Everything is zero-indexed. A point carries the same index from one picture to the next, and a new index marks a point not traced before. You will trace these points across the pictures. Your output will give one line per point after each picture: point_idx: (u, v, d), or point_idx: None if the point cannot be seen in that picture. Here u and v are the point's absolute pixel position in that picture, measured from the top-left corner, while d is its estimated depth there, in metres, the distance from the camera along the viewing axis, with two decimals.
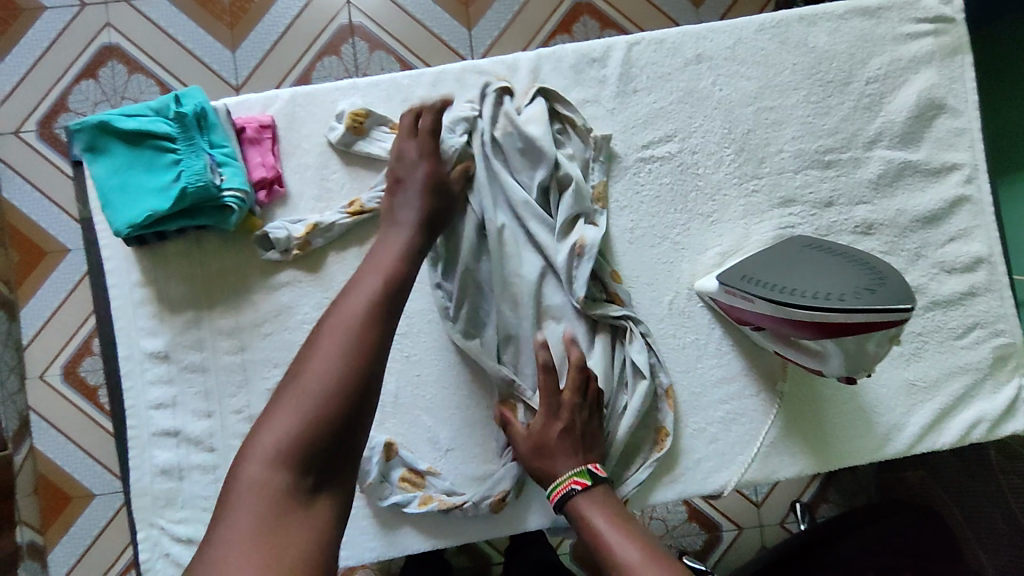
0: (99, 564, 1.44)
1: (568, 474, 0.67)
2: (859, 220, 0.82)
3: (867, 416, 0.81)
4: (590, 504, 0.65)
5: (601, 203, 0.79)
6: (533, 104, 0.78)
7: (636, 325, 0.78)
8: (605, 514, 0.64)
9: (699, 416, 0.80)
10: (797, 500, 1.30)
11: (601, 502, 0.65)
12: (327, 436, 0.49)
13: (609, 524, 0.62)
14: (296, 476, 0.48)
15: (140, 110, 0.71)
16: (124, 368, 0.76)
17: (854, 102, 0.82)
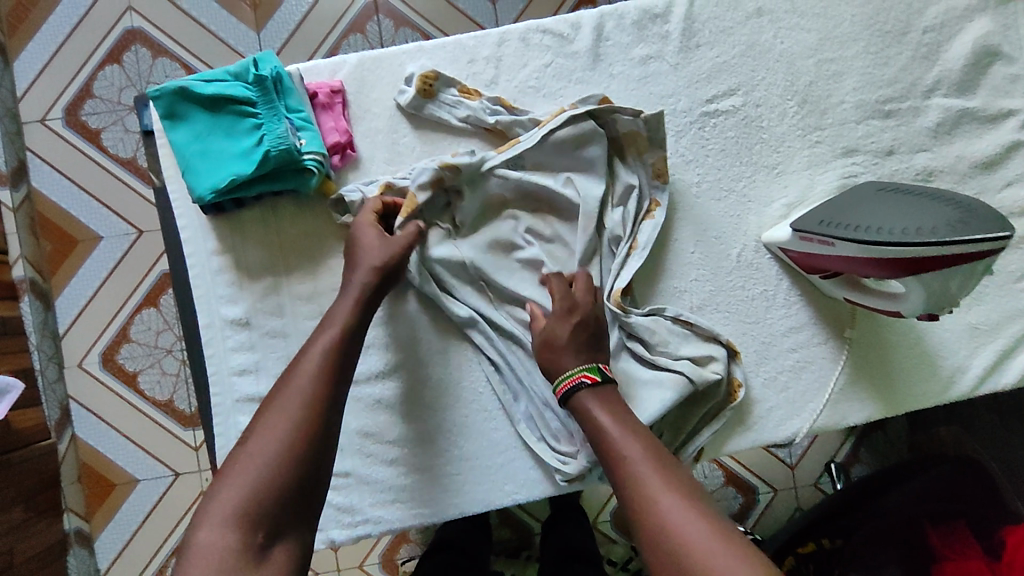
0: (144, 551, 1.42)
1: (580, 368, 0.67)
2: (920, 167, 0.83)
3: (932, 360, 0.82)
4: (596, 399, 0.65)
5: (664, 179, 0.79)
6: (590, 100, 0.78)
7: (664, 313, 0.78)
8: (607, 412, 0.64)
9: (770, 364, 0.81)
10: (832, 460, 1.29)
11: (604, 398, 0.65)
12: (276, 507, 0.54)
13: (616, 422, 0.63)
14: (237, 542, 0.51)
15: (217, 75, 0.70)
16: (205, 336, 0.77)
17: (912, 52, 0.83)
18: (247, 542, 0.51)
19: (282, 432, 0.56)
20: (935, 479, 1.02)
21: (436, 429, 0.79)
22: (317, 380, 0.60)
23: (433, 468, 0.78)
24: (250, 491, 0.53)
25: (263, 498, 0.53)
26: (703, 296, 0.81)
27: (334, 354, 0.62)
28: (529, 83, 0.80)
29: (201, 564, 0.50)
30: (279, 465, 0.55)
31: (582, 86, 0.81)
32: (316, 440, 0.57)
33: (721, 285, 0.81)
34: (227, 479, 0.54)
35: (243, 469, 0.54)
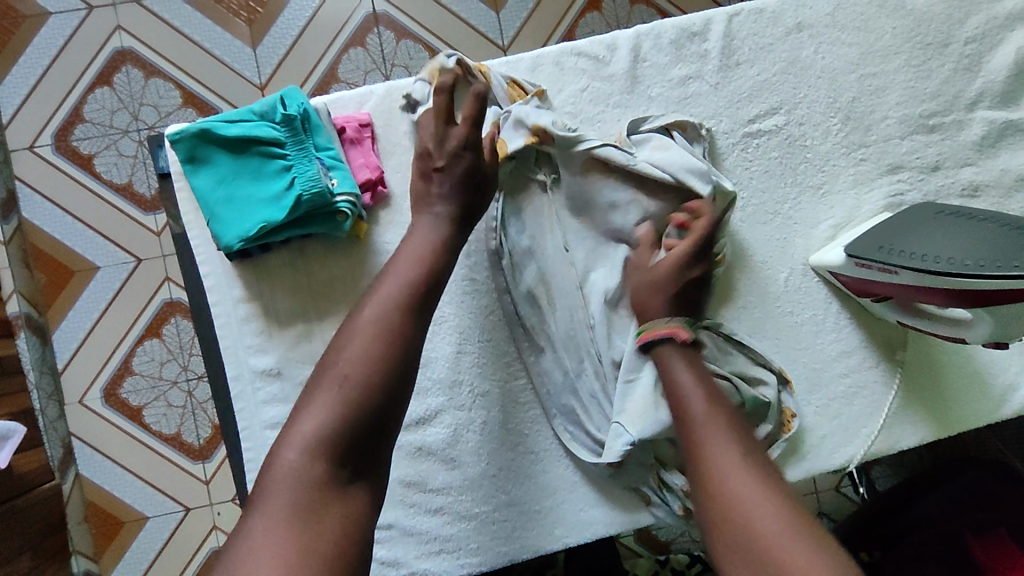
0: None
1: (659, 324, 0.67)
2: (966, 182, 0.80)
3: (983, 378, 0.79)
4: (682, 356, 0.64)
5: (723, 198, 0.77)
6: (654, 120, 0.76)
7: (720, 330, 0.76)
8: (689, 365, 0.63)
9: (821, 392, 0.78)
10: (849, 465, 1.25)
11: (685, 352, 0.65)
12: (361, 437, 0.51)
13: (690, 376, 0.62)
14: (323, 468, 0.49)
15: (242, 115, 0.67)
16: (235, 388, 0.73)
17: (954, 64, 0.80)
18: (330, 477, 0.49)
19: (363, 357, 0.53)
20: (968, 485, 0.98)
21: (484, 475, 0.75)
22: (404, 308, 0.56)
23: (480, 516, 0.75)
24: (335, 418, 0.50)
25: (351, 425, 0.50)
26: (752, 322, 0.78)
27: (419, 286, 0.59)
28: (566, 108, 0.77)
29: (284, 487, 0.48)
30: (358, 394, 0.51)
31: (619, 111, 0.78)
32: (403, 370, 0.54)
33: (769, 311, 0.79)
34: (308, 406, 0.51)
35: (325, 396, 0.51)
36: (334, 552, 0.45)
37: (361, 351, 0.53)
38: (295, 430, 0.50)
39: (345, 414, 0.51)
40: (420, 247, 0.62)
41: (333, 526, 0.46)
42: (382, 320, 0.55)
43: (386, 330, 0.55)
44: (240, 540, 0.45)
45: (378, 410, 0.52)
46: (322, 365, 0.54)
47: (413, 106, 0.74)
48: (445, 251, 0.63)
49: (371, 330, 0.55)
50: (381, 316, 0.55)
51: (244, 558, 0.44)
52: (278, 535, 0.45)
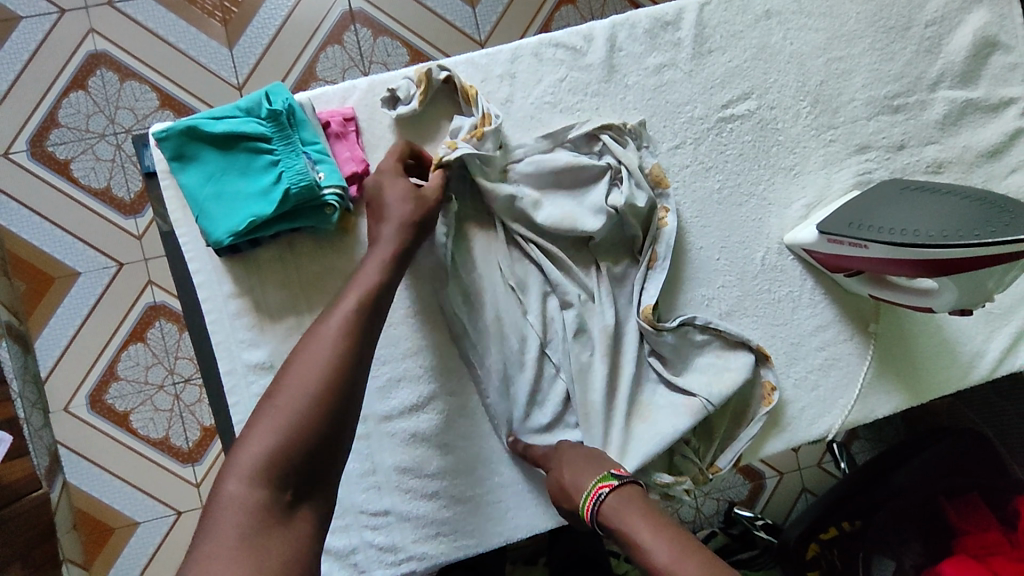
0: None
1: (593, 482, 0.65)
2: (930, 160, 0.83)
3: (951, 346, 0.83)
4: (626, 505, 0.62)
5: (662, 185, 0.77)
6: (585, 124, 0.77)
7: (695, 326, 0.76)
8: (643, 514, 0.61)
9: (798, 365, 0.81)
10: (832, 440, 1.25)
11: (633, 502, 0.63)
12: (306, 465, 0.51)
13: (646, 520, 0.60)
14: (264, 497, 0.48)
15: (228, 112, 0.68)
16: (228, 383, 0.74)
17: (916, 46, 0.84)
18: (273, 505, 0.48)
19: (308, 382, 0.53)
20: (938, 453, 1.03)
21: (476, 458, 0.77)
22: (349, 335, 0.56)
23: (474, 498, 0.77)
24: (280, 443, 0.50)
25: (294, 453, 0.50)
26: (731, 301, 0.81)
27: (367, 313, 0.58)
28: (546, 98, 0.79)
29: (229, 516, 0.47)
30: (303, 423, 0.51)
31: (597, 99, 0.80)
32: (349, 398, 0.54)
33: (747, 290, 0.81)
34: (253, 433, 0.51)
35: (272, 424, 0.51)
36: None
37: (304, 377, 0.53)
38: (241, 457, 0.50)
39: (289, 440, 0.50)
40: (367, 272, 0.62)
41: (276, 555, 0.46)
42: (332, 351, 0.55)
43: (334, 359, 0.55)
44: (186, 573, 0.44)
45: (324, 437, 0.52)
46: (273, 389, 0.54)
47: (395, 101, 0.76)
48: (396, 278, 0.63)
49: (321, 357, 0.54)
50: (331, 344, 0.55)
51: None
52: (226, 560, 0.44)
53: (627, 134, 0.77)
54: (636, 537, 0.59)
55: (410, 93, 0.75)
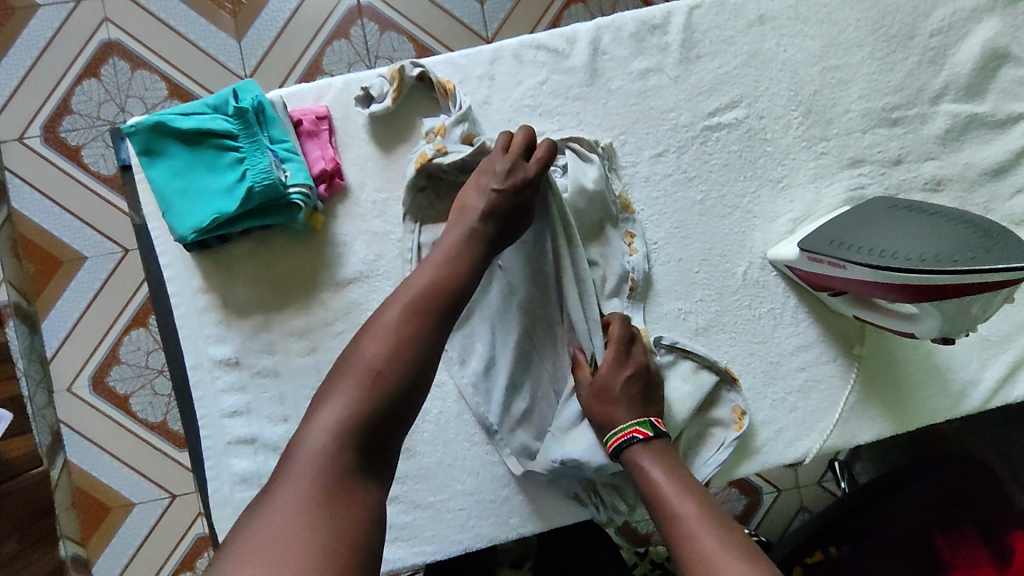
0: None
1: (630, 423, 0.69)
2: (928, 177, 0.79)
3: (942, 374, 0.79)
4: (648, 456, 0.68)
5: (628, 211, 0.77)
6: (554, 135, 0.77)
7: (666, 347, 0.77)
8: (667, 469, 0.67)
9: (777, 385, 0.79)
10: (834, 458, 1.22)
11: (657, 453, 0.68)
12: (380, 430, 0.51)
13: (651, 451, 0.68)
14: (345, 456, 0.49)
15: (196, 108, 0.68)
16: (194, 377, 0.74)
17: (919, 56, 0.80)
18: (353, 465, 0.49)
19: (383, 349, 0.54)
20: (936, 481, 0.98)
21: (438, 463, 0.77)
22: (425, 307, 0.57)
23: (434, 505, 0.76)
24: (354, 410, 0.51)
25: (367, 415, 0.51)
26: (709, 317, 0.79)
27: (443, 286, 0.59)
28: (525, 101, 0.78)
29: (302, 473, 0.48)
30: (377, 389, 0.52)
31: (578, 103, 0.78)
32: (420, 369, 0.54)
33: (726, 305, 0.79)
34: (328, 398, 0.52)
35: (348, 390, 0.52)
36: (352, 533, 0.45)
37: (378, 345, 0.54)
38: (316, 420, 0.51)
39: (362, 405, 0.51)
40: (444, 250, 0.62)
41: (353, 511, 0.46)
42: (407, 326, 0.55)
43: (408, 330, 0.55)
44: (263, 516, 0.46)
45: (397, 404, 0.52)
46: (348, 357, 0.54)
47: (369, 99, 0.75)
48: (478, 255, 0.63)
49: (397, 329, 0.55)
50: (409, 315, 0.56)
51: (270, 533, 0.44)
52: (306, 510, 0.45)
53: (599, 151, 0.76)
54: (652, 483, 0.66)
55: (383, 91, 0.74)
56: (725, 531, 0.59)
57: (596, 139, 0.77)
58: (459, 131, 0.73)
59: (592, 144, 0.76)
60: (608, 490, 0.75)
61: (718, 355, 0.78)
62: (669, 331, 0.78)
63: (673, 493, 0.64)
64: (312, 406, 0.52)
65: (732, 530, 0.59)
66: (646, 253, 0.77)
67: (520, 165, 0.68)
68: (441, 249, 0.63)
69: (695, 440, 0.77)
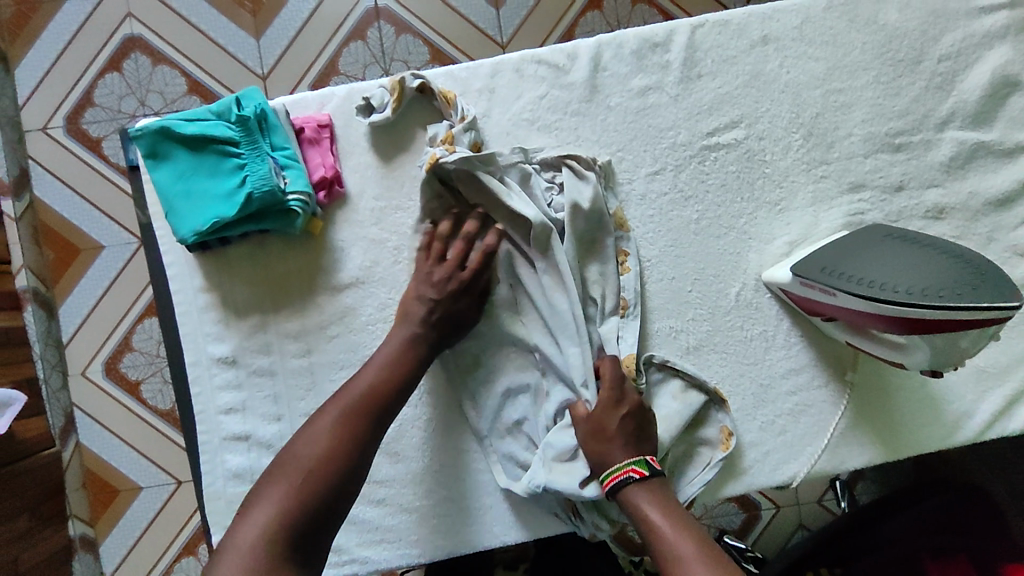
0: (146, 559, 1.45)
1: (626, 462, 0.68)
2: (931, 204, 0.79)
3: (937, 404, 0.79)
4: (644, 497, 0.66)
5: (624, 228, 0.77)
6: (552, 150, 0.77)
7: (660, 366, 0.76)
8: (663, 509, 0.65)
9: (768, 408, 0.78)
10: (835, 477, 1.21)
11: (654, 492, 0.67)
12: (314, 518, 0.58)
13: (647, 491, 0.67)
14: (279, 543, 0.55)
15: (200, 114, 0.70)
16: (192, 374, 0.76)
17: (926, 82, 0.79)
18: (285, 553, 0.55)
19: (321, 441, 0.61)
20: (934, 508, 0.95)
21: (426, 468, 0.78)
22: (362, 406, 0.64)
23: (420, 509, 0.77)
24: (287, 503, 0.57)
25: (301, 507, 0.57)
26: (701, 336, 0.79)
27: (379, 386, 0.66)
28: (523, 115, 0.78)
29: (235, 560, 0.53)
30: (312, 483, 0.59)
31: (577, 119, 0.78)
32: (354, 462, 0.61)
33: (719, 325, 0.79)
34: (259, 500, 0.58)
35: (282, 489, 0.58)
36: None
37: (315, 440, 0.61)
38: (253, 514, 0.57)
39: (295, 498, 0.58)
40: (387, 350, 0.69)
41: None
42: (342, 424, 0.62)
43: (346, 431, 0.62)
44: None
45: (329, 495, 0.59)
46: (285, 456, 0.61)
47: (371, 109, 0.76)
48: (417, 359, 0.70)
49: (334, 425, 0.62)
50: (350, 414, 0.63)
51: None
52: None
53: (595, 169, 0.76)
54: (648, 522, 0.65)
55: (384, 101, 0.76)
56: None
57: (594, 156, 0.77)
58: (466, 139, 0.75)
59: (591, 161, 0.76)
60: (588, 509, 0.74)
61: (708, 375, 0.78)
62: (660, 349, 0.78)
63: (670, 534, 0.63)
64: (248, 502, 0.58)
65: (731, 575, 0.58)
66: (639, 271, 0.78)
67: (457, 273, 0.73)
68: (387, 347, 0.70)
69: (684, 460, 0.77)
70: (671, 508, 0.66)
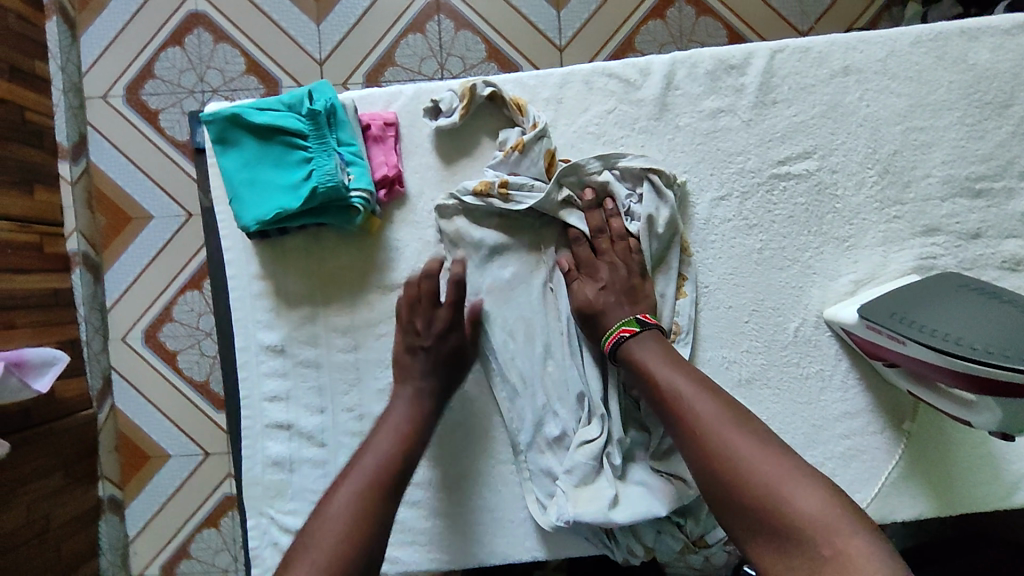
0: (171, 525, 1.48)
1: (616, 325, 0.71)
2: (1007, 255, 0.75)
3: (996, 463, 0.76)
4: (641, 346, 0.69)
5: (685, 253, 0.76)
6: (636, 159, 0.75)
7: None
8: (663, 357, 0.68)
9: (817, 449, 0.76)
10: None
11: (652, 343, 0.69)
12: None
13: (652, 352, 0.68)
14: None
15: (271, 103, 0.69)
16: (241, 359, 0.77)
17: (1014, 127, 0.75)
18: None
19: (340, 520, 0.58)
20: None
21: (461, 474, 0.78)
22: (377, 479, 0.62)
23: (453, 515, 0.77)
24: None
25: None
26: (753, 369, 0.77)
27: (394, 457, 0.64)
28: (590, 129, 0.77)
29: None
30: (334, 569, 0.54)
31: (643, 137, 0.77)
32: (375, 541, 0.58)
33: (773, 359, 0.77)
34: None
35: None
36: None
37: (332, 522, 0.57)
38: None
39: None
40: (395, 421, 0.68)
41: None
42: (358, 502, 0.59)
43: (358, 514, 0.58)
44: None
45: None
46: (299, 545, 0.57)
47: (438, 112, 0.76)
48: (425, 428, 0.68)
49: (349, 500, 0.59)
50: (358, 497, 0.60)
51: None
52: None
53: (674, 187, 0.75)
54: (658, 380, 0.66)
55: (452, 106, 0.75)
56: (732, 418, 0.61)
57: (677, 175, 0.76)
58: (539, 149, 0.75)
59: (666, 181, 0.74)
60: (625, 532, 0.74)
61: (757, 410, 0.77)
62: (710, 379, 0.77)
63: (681, 392, 0.64)
64: None
65: (739, 415, 0.62)
66: (695, 298, 0.77)
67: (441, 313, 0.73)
68: (395, 416, 0.68)
69: None
70: (680, 367, 0.67)
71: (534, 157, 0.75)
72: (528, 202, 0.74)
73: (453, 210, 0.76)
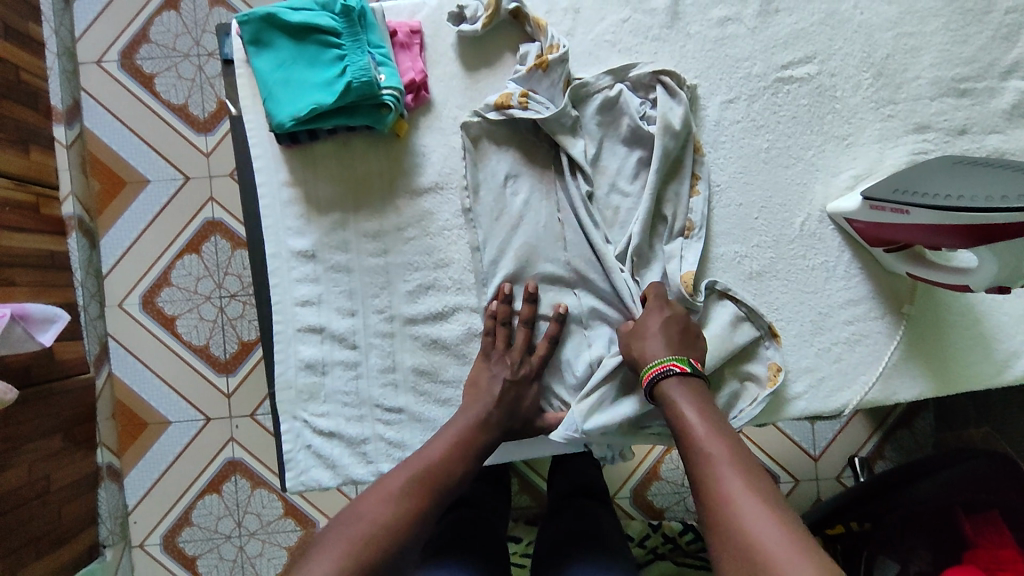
0: (167, 501, 1.37)
1: (667, 357, 0.67)
2: (992, 149, 0.81)
3: (987, 342, 0.81)
4: (684, 391, 0.65)
5: (701, 152, 0.80)
6: (646, 67, 0.79)
7: (718, 291, 0.78)
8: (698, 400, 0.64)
9: (824, 335, 0.81)
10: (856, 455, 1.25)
11: (694, 389, 0.65)
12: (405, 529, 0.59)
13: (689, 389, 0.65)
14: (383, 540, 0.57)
15: (305, 5, 0.72)
16: (272, 266, 0.79)
17: (993, 32, 0.81)
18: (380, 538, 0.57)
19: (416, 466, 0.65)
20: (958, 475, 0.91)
21: None
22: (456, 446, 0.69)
23: None
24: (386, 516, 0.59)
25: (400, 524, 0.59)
26: (763, 263, 0.81)
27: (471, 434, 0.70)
28: (606, 37, 0.81)
29: (343, 532, 0.56)
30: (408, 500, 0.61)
31: (657, 44, 0.81)
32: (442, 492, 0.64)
33: (782, 253, 0.81)
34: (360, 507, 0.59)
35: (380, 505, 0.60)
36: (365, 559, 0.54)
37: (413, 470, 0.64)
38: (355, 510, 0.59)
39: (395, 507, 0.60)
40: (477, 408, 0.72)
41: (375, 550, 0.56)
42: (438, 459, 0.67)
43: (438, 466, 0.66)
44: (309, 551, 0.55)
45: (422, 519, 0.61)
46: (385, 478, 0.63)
47: (462, 18, 0.79)
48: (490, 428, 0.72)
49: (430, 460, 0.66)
50: (441, 466, 0.66)
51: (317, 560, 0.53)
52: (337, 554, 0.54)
53: (684, 89, 0.79)
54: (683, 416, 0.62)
55: (476, 14, 0.78)
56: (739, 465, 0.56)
57: (692, 82, 0.81)
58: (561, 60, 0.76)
59: (680, 83, 0.79)
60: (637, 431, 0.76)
61: (767, 298, 0.81)
62: (723, 274, 0.81)
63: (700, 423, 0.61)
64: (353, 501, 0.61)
65: (764, 492, 0.53)
66: (707, 197, 0.80)
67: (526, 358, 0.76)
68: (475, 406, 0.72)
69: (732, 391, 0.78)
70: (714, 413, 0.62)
71: (553, 78, 0.76)
72: (545, 112, 0.76)
73: (478, 130, 0.78)
